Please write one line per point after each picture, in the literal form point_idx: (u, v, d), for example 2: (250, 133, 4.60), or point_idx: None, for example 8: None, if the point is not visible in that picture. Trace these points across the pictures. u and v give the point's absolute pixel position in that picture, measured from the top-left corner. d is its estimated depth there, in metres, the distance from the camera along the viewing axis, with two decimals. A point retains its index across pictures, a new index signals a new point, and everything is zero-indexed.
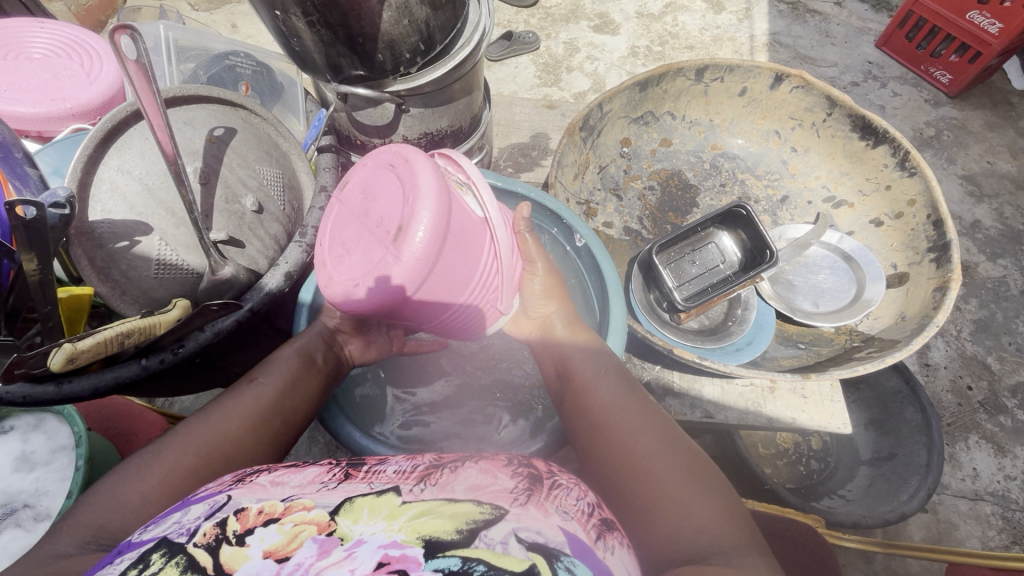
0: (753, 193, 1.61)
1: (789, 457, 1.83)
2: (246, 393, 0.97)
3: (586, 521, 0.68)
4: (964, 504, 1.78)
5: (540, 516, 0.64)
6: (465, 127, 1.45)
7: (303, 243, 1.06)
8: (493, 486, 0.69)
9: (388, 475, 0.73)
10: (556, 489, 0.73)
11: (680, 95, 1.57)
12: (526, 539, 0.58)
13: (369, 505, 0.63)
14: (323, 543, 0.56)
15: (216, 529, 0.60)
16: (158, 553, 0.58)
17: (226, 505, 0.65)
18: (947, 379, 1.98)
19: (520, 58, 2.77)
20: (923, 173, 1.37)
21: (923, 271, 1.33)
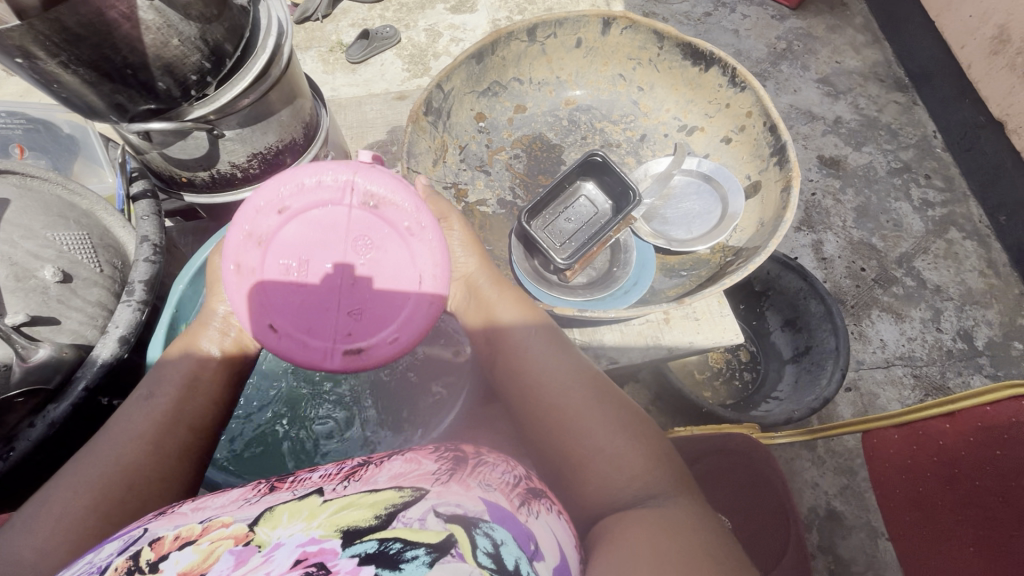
0: (613, 139, 1.65)
1: (724, 375, 1.94)
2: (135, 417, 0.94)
3: (509, 491, 0.70)
4: (879, 373, 1.95)
5: (461, 490, 0.66)
6: (298, 136, 1.40)
7: (132, 302, 0.99)
8: (416, 471, 0.71)
9: (314, 481, 0.73)
10: (480, 465, 0.75)
11: (521, 60, 1.58)
12: (442, 512, 0.60)
13: (287, 512, 0.63)
14: (242, 553, 0.55)
15: (133, 558, 0.59)
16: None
17: (140, 538, 0.64)
18: (843, 267, 2.15)
19: (384, 56, 2.69)
20: (751, 85, 1.44)
21: (771, 175, 1.41)
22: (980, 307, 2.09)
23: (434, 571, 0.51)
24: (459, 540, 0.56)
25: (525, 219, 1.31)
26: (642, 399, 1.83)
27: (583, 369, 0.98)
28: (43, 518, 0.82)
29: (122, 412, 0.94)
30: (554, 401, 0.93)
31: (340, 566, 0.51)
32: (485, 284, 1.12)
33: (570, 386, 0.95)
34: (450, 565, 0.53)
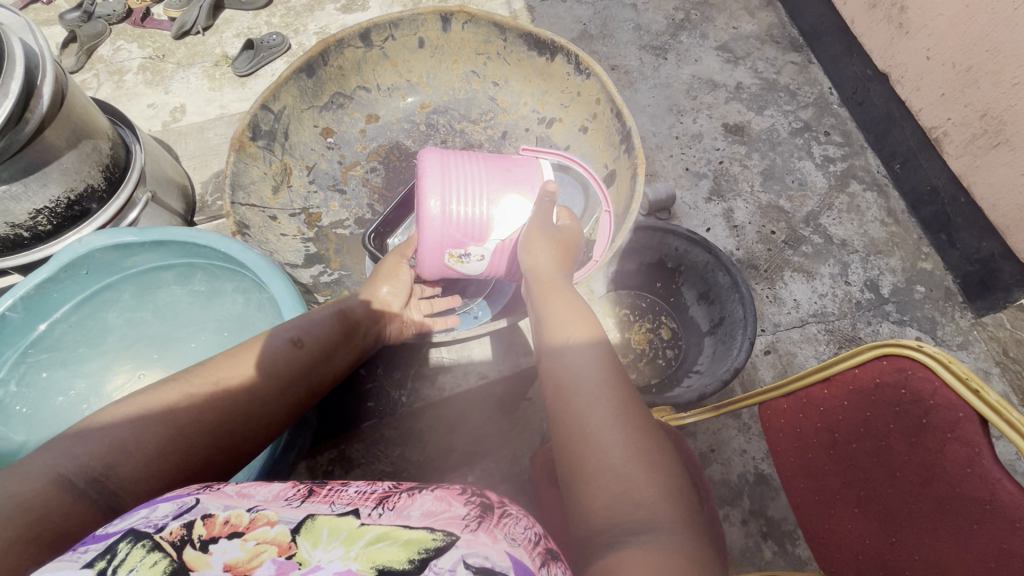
0: (474, 139, 1.66)
1: (648, 355, 1.99)
2: (233, 374, 1.01)
3: (532, 548, 0.64)
4: (795, 333, 2.00)
5: (489, 542, 0.61)
6: (95, 182, 1.56)
7: None
8: (446, 513, 0.66)
9: (355, 496, 0.70)
10: (506, 516, 0.68)
11: (362, 67, 1.55)
12: (473, 563, 0.57)
13: (328, 528, 0.62)
14: (282, 564, 0.57)
15: (186, 530, 0.61)
16: (127, 543, 0.59)
17: (191, 510, 0.65)
18: (754, 232, 2.18)
19: (274, 65, 2.55)
20: (593, 70, 1.39)
21: (622, 164, 1.38)
22: (883, 255, 2.16)
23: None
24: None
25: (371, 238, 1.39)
26: None
27: (617, 371, 0.94)
28: (103, 436, 0.86)
29: (212, 365, 1.02)
30: (577, 394, 0.90)
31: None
32: (547, 279, 1.15)
33: (595, 381, 0.91)
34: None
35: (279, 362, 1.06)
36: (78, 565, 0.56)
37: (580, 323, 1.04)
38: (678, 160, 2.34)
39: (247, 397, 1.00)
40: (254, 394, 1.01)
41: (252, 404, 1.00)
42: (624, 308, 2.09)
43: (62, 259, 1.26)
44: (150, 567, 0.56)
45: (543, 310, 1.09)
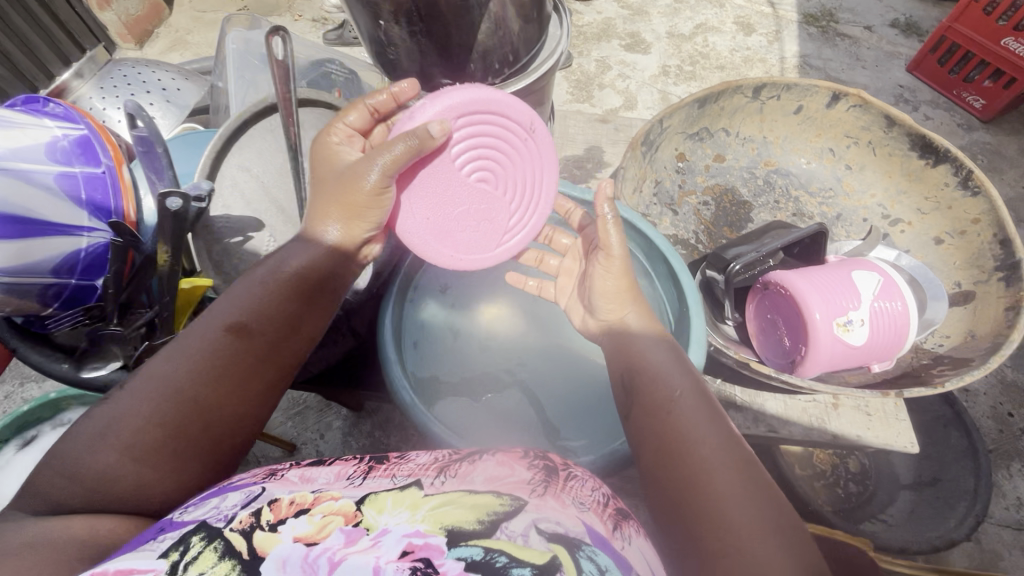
0: (806, 211, 1.19)
1: (827, 478, 1.59)
2: (192, 345, 0.53)
3: (602, 511, 0.52)
4: (1008, 533, 1.48)
5: (558, 507, 0.49)
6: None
7: None
8: (510, 478, 0.53)
9: (587, 495, 0.53)
10: (572, 479, 0.55)
11: (736, 113, 1.18)
12: (546, 529, 0.45)
13: (394, 496, 0.48)
14: (351, 535, 0.43)
15: (256, 514, 0.45)
16: (201, 535, 0.43)
17: (264, 492, 0.49)
18: (987, 406, 1.64)
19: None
20: (989, 191, 0.98)
21: (989, 290, 0.94)
22: None
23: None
24: (565, 560, 0.42)
25: (731, 272, 0.94)
26: None
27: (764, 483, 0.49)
28: None
29: None
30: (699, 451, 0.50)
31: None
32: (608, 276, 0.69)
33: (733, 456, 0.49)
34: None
35: (250, 340, 0.55)
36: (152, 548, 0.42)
37: (726, 445, 0.50)
38: None
39: (204, 379, 0.52)
40: (246, 377, 0.55)
41: (229, 375, 0.53)
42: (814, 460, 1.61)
43: None
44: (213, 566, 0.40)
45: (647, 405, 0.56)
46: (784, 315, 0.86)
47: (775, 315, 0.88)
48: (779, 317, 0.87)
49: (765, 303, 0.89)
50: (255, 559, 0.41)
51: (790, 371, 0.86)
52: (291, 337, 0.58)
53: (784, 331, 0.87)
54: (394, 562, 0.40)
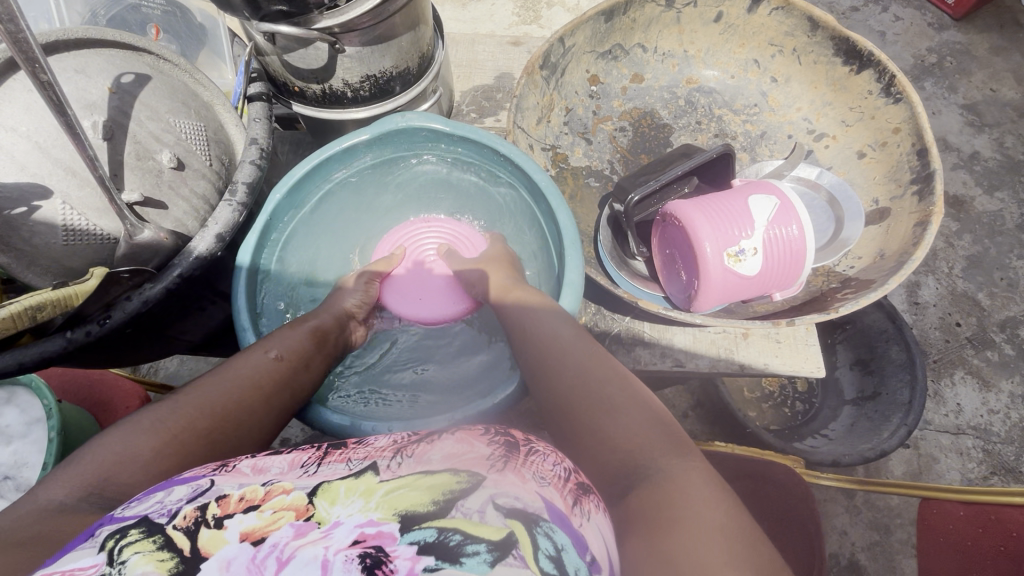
0: (729, 131, 1.11)
1: (775, 399, 1.65)
2: (244, 369, 0.62)
3: (563, 485, 0.46)
4: (945, 438, 1.50)
5: (516, 481, 0.44)
6: (414, 66, 0.89)
7: (258, 142, 0.71)
8: (469, 455, 0.47)
9: (550, 470, 0.47)
10: (533, 454, 0.49)
11: (651, 26, 1.08)
12: (504, 504, 0.40)
13: (348, 484, 0.44)
14: (301, 527, 0.39)
15: (201, 510, 0.40)
16: (140, 529, 0.39)
17: (213, 486, 0.44)
18: (935, 317, 1.62)
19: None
20: (910, 96, 0.91)
21: (903, 205, 0.90)
22: None
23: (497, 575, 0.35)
24: (522, 540, 0.37)
25: (630, 204, 0.88)
26: (683, 404, 1.56)
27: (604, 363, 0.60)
28: None
29: None
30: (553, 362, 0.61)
31: (403, 574, 0.35)
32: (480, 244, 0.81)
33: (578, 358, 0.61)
34: (511, 572, 0.35)
35: (288, 370, 0.65)
36: (90, 549, 0.37)
37: (595, 364, 0.60)
38: None
39: (245, 403, 0.59)
40: (268, 403, 0.61)
41: (266, 396, 0.61)
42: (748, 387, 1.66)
43: (375, 130, 0.81)
44: (155, 560, 0.36)
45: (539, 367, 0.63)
46: (678, 248, 0.82)
47: (672, 250, 0.84)
48: (675, 251, 0.83)
49: (661, 237, 0.86)
50: (196, 558, 0.36)
51: (687, 306, 0.83)
52: (305, 372, 0.67)
53: (678, 265, 0.84)
54: (345, 551, 0.36)
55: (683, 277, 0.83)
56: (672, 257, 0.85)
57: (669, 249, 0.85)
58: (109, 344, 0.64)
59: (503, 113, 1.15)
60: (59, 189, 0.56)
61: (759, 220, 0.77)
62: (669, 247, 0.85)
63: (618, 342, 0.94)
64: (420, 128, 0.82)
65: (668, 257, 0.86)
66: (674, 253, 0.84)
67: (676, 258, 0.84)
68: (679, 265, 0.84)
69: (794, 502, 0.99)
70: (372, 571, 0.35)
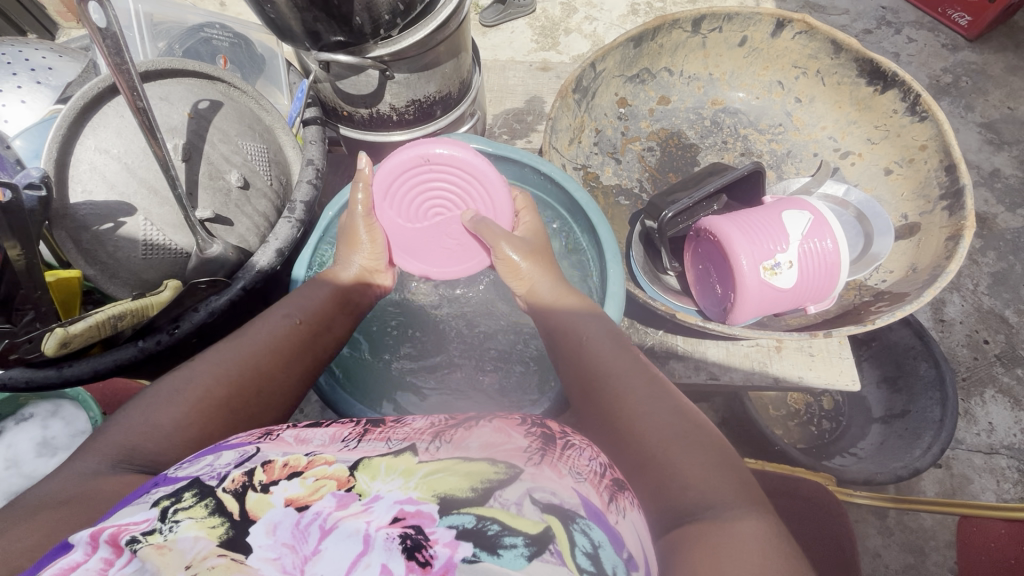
0: (755, 150, 1.14)
1: (800, 417, 1.64)
2: (265, 332, 0.63)
3: (598, 482, 0.47)
4: (979, 458, 1.48)
5: (554, 475, 0.45)
6: (454, 90, 0.94)
7: (314, 163, 0.75)
8: (507, 445, 0.48)
9: (585, 466, 0.48)
10: (568, 448, 0.50)
11: (677, 50, 1.12)
12: (540, 499, 0.42)
13: (388, 462, 0.45)
14: (343, 499, 0.41)
15: (248, 474, 0.43)
16: (192, 492, 0.42)
17: (258, 454, 0.47)
18: (963, 334, 1.61)
19: (517, 22, 1.91)
20: (936, 114, 0.94)
21: (934, 220, 0.91)
22: None
23: (533, 569, 0.36)
24: (559, 536, 0.39)
25: (664, 220, 0.90)
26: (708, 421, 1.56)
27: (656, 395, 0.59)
28: None
29: None
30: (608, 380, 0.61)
31: (442, 561, 0.36)
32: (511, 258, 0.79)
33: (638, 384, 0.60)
34: (547, 568, 0.37)
35: (307, 332, 0.66)
36: (144, 506, 0.41)
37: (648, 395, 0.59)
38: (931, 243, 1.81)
39: (266, 365, 0.61)
40: (289, 367, 0.63)
41: (286, 357, 0.63)
42: (774, 404, 1.65)
43: None
44: (205, 526, 0.38)
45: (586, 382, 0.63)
46: (714, 261, 0.84)
47: (709, 266, 0.86)
48: (718, 269, 0.84)
49: (706, 245, 0.85)
50: (245, 522, 0.39)
51: (722, 319, 0.85)
52: (326, 334, 0.69)
53: (714, 278, 0.86)
54: (386, 528, 0.38)
55: (718, 294, 0.85)
56: (714, 272, 0.85)
57: (709, 263, 0.86)
58: (173, 352, 0.67)
59: (534, 134, 1.20)
60: (141, 206, 0.60)
61: (794, 235, 0.79)
62: (708, 258, 0.86)
63: (651, 355, 0.96)
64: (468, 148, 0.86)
65: (707, 275, 0.87)
66: (714, 267, 0.84)
67: (715, 272, 0.84)
68: (715, 283, 0.85)
69: (822, 518, 0.99)
70: (413, 553, 0.37)
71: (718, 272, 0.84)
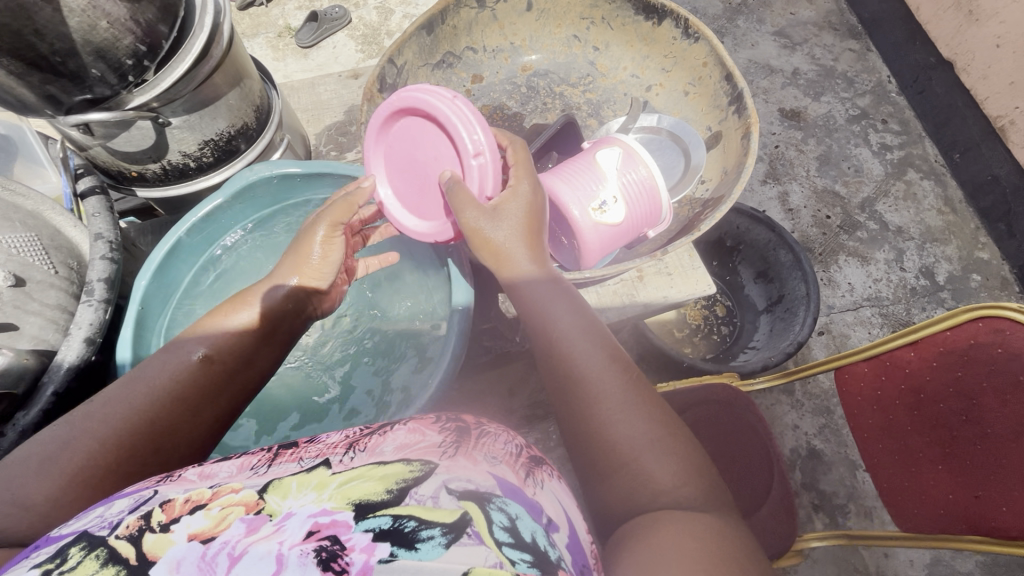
0: (572, 103, 1.20)
1: (701, 331, 1.81)
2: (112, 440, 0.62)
3: (513, 462, 0.56)
4: (849, 315, 1.84)
5: (468, 464, 0.51)
6: (251, 120, 0.90)
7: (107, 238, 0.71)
8: (419, 444, 0.55)
9: (498, 452, 0.57)
10: (484, 437, 0.59)
11: (473, 27, 1.14)
12: (456, 488, 0.47)
13: (298, 480, 0.48)
14: (252, 523, 0.42)
15: (143, 519, 0.44)
16: (80, 546, 0.42)
17: (153, 496, 0.49)
18: (809, 216, 1.98)
19: (335, 37, 1.87)
20: (704, 33, 1.03)
21: (729, 126, 1.01)
22: (940, 243, 1.99)
23: (451, 554, 0.38)
24: (475, 518, 0.42)
25: None
26: None
27: (634, 390, 0.66)
28: None
29: None
30: (580, 373, 0.67)
31: (358, 564, 0.37)
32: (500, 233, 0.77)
33: (616, 377, 0.66)
34: (467, 549, 0.40)
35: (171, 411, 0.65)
36: (28, 567, 0.41)
37: (620, 390, 0.65)
38: None
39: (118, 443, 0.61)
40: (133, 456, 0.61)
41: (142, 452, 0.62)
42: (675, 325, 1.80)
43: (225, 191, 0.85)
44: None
45: (565, 388, 0.67)
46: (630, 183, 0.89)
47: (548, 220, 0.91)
48: (553, 219, 0.89)
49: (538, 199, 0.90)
50: (144, 564, 0.40)
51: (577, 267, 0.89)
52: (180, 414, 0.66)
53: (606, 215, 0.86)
54: (299, 544, 0.39)
55: (564, 242, 0.90)
56: (554, 224, 0.90)
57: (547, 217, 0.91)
58: None
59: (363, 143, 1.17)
60: None
61: (607, 166, 0.85)
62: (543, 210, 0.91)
63: None
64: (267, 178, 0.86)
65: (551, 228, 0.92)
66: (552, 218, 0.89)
67: (554, 222, 0.90)
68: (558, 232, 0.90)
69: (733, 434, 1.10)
70: (328, 563, 0.37)
71: (554, 219, 0.89)
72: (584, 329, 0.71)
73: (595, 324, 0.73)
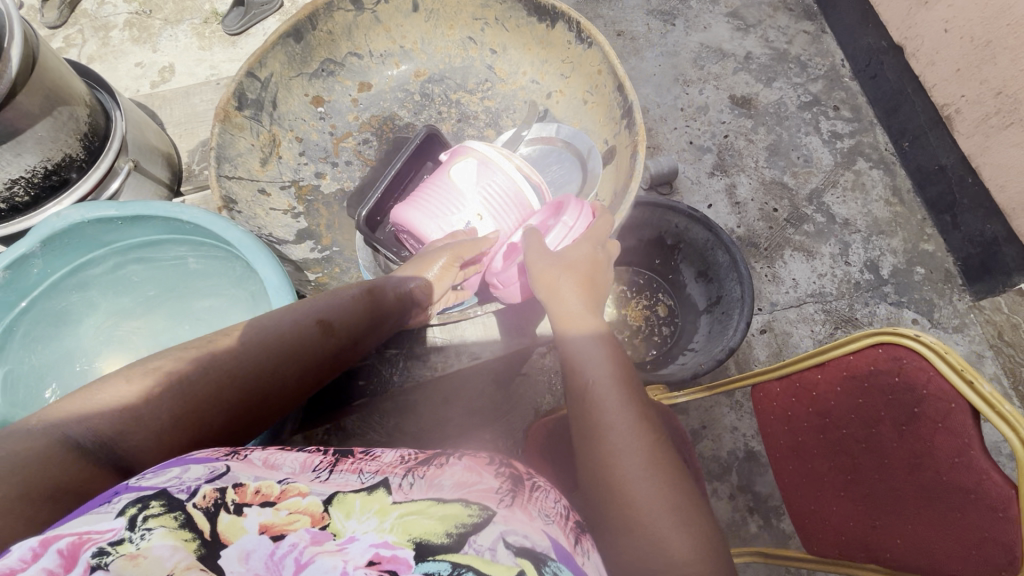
0: (469, 112, 1.13)
1: (642, 332, 1.79)
2: None
3: (564, 525, 0.58)
4: (792, 312, 1.79)
5: (524, 518, 0.52)
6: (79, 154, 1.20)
7: None
8: (476, 485, 0.55)
9: (550, 508, 0.58)
10: (535, 490, 0.61)
11: (353, 31, 1.04)
12: (513, 542, 0.47)
13: (361, 499, 0.48)
14: (317, 535, 0.43)
15: (219, 492, 0.45)
16: (160, 500, 0.43)
17: (228, 471, 0.48)
18: (756, 210, 1.91)
19: None
20: (596, 38, 0.94)
21: (621, 142, 0.94)
22: (885, 236, 1.89)
23: None
24: None
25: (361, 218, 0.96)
26: None
27: (657, 447, 0.65)
28: None
29: None
30: (611, 422, 0.67)
31: None
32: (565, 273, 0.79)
33: (640, 430, 0.66)
34: None
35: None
36: (109, 515, 0.41)
37: (643, 445, 0.65)
38: (681, 132, 2.01)
39: None
40: None
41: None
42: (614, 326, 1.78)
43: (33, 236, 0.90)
44: (179, 537, 0.40)
45: (583, 437, 0.68)
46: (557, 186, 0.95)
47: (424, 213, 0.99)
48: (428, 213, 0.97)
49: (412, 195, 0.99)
50: (217, 545, 0.41)
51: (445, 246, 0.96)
52: None
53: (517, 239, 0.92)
54: (364, 568, 0.40)
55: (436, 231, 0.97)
56: None
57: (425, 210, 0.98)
58: None
59: None
60: None
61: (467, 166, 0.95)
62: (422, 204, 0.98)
63: None
64: (81, 221, 0.92)
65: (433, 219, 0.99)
66: None
67: None
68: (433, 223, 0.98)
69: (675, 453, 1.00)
70: None
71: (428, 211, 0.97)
72: (621, 377, 0.71)
73: (629, 373, 0.72)
